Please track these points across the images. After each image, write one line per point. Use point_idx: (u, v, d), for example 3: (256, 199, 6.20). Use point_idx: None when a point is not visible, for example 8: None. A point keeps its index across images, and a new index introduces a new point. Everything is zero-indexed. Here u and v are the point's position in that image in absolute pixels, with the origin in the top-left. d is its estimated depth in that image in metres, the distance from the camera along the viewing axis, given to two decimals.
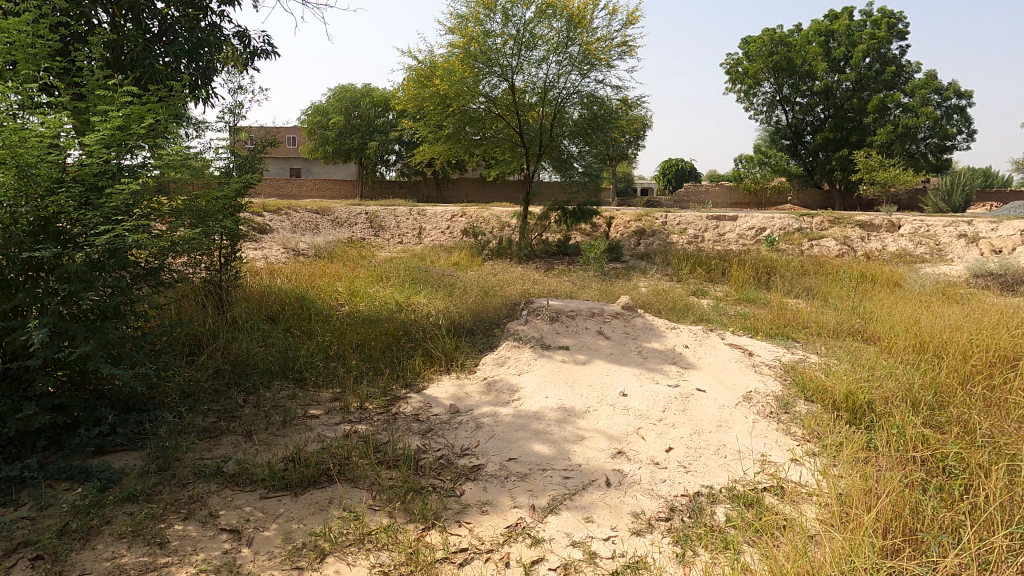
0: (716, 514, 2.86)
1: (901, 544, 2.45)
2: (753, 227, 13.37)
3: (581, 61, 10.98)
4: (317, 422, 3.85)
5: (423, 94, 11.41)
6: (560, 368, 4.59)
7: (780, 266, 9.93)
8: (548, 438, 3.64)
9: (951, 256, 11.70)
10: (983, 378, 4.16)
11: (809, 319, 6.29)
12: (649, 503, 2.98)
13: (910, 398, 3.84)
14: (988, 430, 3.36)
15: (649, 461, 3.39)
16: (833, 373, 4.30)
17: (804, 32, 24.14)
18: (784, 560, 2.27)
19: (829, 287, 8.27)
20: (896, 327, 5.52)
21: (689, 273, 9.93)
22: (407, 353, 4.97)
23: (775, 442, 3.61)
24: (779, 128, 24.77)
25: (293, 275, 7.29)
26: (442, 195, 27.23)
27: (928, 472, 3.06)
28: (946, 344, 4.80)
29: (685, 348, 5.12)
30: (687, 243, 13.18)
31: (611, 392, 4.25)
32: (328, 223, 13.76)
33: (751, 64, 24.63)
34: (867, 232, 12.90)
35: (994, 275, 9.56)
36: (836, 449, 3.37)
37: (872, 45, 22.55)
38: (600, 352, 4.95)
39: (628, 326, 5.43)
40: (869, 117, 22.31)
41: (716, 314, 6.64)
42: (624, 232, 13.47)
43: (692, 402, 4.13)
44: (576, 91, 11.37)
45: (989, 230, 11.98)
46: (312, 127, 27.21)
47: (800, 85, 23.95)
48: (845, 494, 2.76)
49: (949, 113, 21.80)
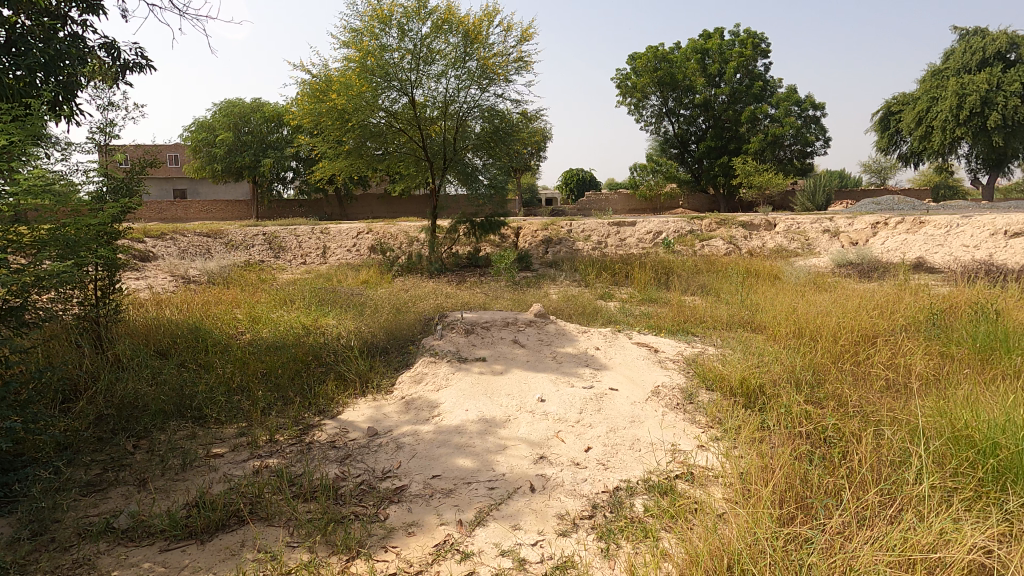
0: (635, 506, 3.01)
1: (794, 511, 2.72)
2: (651, 231, 14.22)
3: (479, 75, 11.15)
4: (222, 461, 3.58)
5: (319, 108, 11.02)
6: (479, 380, 4.61)
7: (676, 266, 10.65)
8: (471, 451, 3.64)
9: (818, 249, 13.12)
10: (850, 356, 4.72)
11: (705, 314, 6.80)
12: (573, 504, 3.07)
13: (793, 378, 4.27)
14: (857, 401, 3.81)
15: (570, 462, 3.49)
16: (729, 363, 4.66)
17: (683, 50, 26.12)
18: (697, 540, 2.44)
19: (720, 283, 8.99)
20: (778, 316, 6.10)
21: (596, 278, 10.33)
22: (318, 379, 4.77)
23: (683, 432, 3.85)
24: (667, 138, 26.74)
25: (184, 304, 6.77)
26: (346, 213, 26.47)
27: (813, 443, 3.41)
28: (819, 329, 5.38)
29: (596, 350, 5.33)
30: (592, 248, 13.75)
31: (529, 399, 4.34)
32: (221, 246, 12.88)
33: (638, 79, 26.20)
34: (748, 231, 14.18)
35: (853, 264, 10.83)
36: (735, 431, 3.67)
37: (741, 63, 24.90)
38: (516, 360, 5.03)
39: (542, 333, 5.57)
40: (742, 128, 24.63)
41: (623, 315, 6.99)
42: (531, 242, 13.81)
43: (606, 401, 4.31)
44: (476, 105, 11.50)
45: (846, 226, 13.66)
46: (197, 144, 25.22)
47: (682, 98, 25.90)
48: (746, 472, 3.00)
49: (808, 123, 24.61)
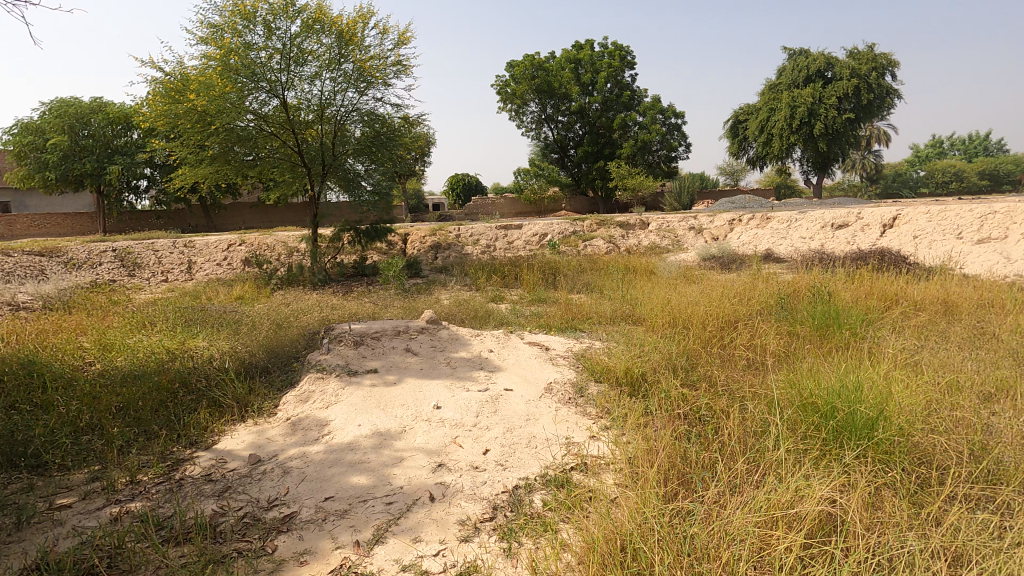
0: (534, 502, 3.07)
1: (677, 487, 2.94)
2: (537, 233, 14.67)
3: (356, 78, 10.81)
4: (70, 514, 3.10)
5: (175, 110, 10.01)
6: (371, 393, 4.44)
7: (562, 266, 11.09)
8: (365, 467, 3.50)
9: (686, 245, 14.34)
10: (717, 340, 5.22)
11: (590, 310, 7.14)
12: (473, 508, 3.06)
13: (670, 365, 4.62)
14: (725, 381, 4.22)
15: (468, 466, 3.48)
16: (614, 355, 4.94)
17: (557, 59, 27.27)
18: (593, 526, 2.55)
19: (602, 281, 9.51)
20: (655, 308, 6.58)
21: (486, 281, 10.44)
22: (187, 408, 4.32)
23: (575, 425, 4.01)
24: (547, 143, 27.76)
25: (13, 336, 5.79)
26: (214, 224, 24.30)
27: (690, 423, 3.71)
28: (690, 317, 5.88)
29: (489, 352, 5.38)
30: (481, 252, 13.87)
31: (425, 407, 4.26)
32: (59, 266, 11.20)
33: (517, 86, 26.97)
34: (625, 230, 15.15)
35: (716, 257, 11.99)
36: (622, 419, 3.89)
37: (610, 73, 26.53)
38: (409, 369, 4.92)
39: (435, 339, 5.51)
40: (615, 134, 26.27)
41: (514, 316, 7.12)
42: (420, 248, 13.63)
43: (501, 402, 4.36)
44: (354, 109, 11.14)
45: (708, 223, 15.08)
46: (22, 150, 21.80)
47: (560, 105, 27.05)
48: (634, 456, 3.20)
49: (671, 130, 26.82)
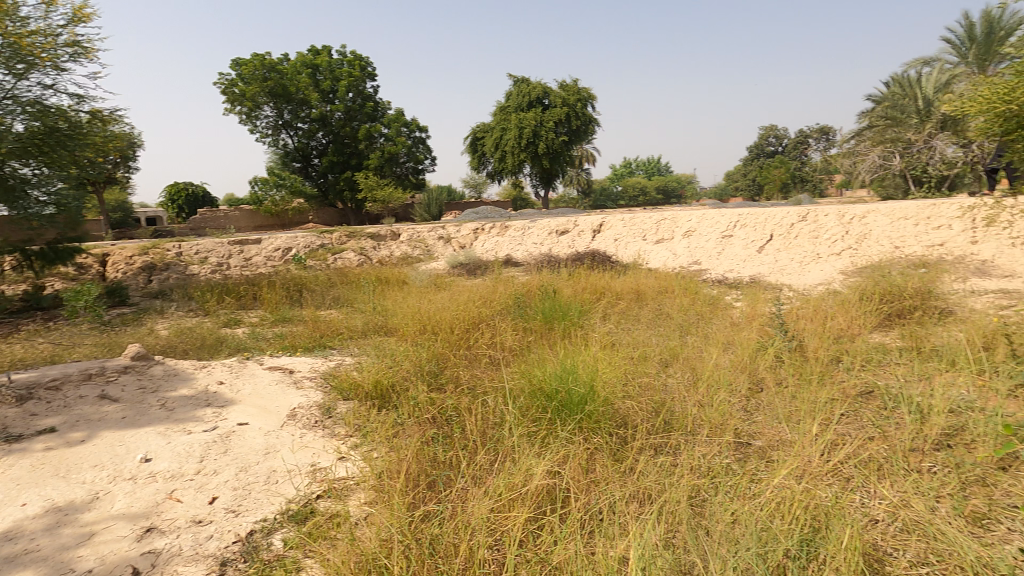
0: (272, 544, 2.76)
1: (424, 492, 3.00)
2: (279, 248, 13.50)
3: (8, 56, 8.37)
4: None
5: None
6: (43, 459, 3.44)
7: (309, 281, 10.41)
8: (34, 557, 2.69)
9: (436, 254, 14.90)
10: (463, 343, 5.51)
11: (340, 326, 6.84)
12: (194, 571, 2.60)
13: (420, 371, 4.70)
14: (470, 380, 4.47)
15: (188, 523, 2.95)
16: (364, 369, 4.80)
17: (292, 62, 25.51)
18: (337, 555, 2.40)
19: (353, 294, 9.22)
20: (405, 317, 6.62)
21: (218, 304, 9.17)
22: None
23: (322, 449, 3.75)
24: (288, 151, 25.87)
25: None
26: None
27: (438, 426, 3.83)
28: (439, 323, 6.07)
29: (219, 385, 4.69)
30: (211, 271, 12.14)
31: (128, 463, 3.49)
32: None
33: (246, 87, 24.48)
34: (376, 242, 15.03)
35: (463, 264, 12.73)
36: (372, 434, 3.80)
37: (351, 82, 25.97)
38: (105, 420, 3.97)
39: (143, 379, 4.57)
40: (361, 145, 25.86)
41: (252, 340, 6.38)
42: (126, 270, 11.26)
43: (234, 439, 3.83)
44: (9, 96, 8.61)
45: (456, 233, 15.92)
46: None
47: (298, 112, 25.41)
48: (381, 470, 3.14)
49: (416, 143, 27.59)
